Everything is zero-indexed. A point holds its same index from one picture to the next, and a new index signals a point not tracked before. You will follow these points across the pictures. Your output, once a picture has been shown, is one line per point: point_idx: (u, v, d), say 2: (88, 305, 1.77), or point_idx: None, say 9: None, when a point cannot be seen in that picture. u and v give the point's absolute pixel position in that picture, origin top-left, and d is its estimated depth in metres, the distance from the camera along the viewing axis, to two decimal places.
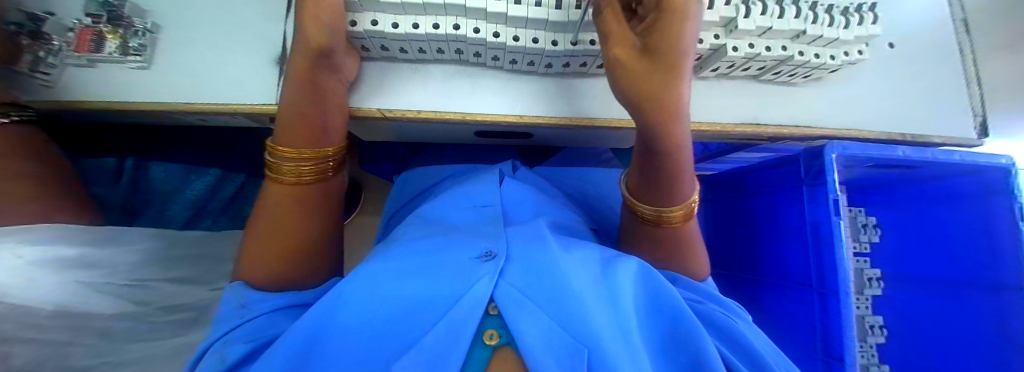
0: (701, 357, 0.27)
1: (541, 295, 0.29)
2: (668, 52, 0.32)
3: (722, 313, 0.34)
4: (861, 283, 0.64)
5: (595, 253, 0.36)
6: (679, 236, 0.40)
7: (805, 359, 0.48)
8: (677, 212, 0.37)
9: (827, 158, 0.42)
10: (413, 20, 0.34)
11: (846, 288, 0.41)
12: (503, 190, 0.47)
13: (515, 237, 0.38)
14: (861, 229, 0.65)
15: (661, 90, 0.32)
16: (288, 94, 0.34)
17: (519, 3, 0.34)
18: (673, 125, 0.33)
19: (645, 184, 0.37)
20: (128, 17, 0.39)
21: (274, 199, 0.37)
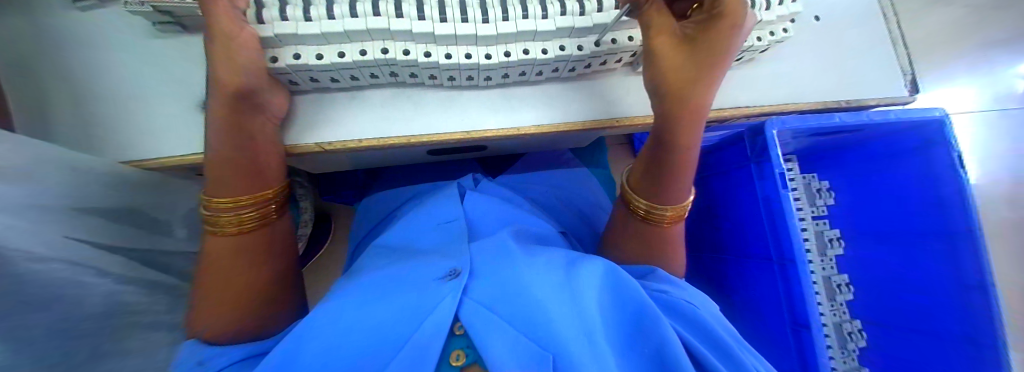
0: (664, 350, 0.25)
1: (506, 307, 0.27)
2: (713, 53, 0.35)
3: (688, 300, 0.32)
4: (823, 245, 0.69)
5: (564, 256, 0.34)
6: (668, 235, 0.45)
7: (774, 330, 0.49)
8: (671, 211, 0.43)
9: (767, 136, 0.45)
10: (338, 50, 0.33)
11: (802, 256, 0.42)
12: (466, 205, 0.46)
13: (480, 248, 0.36)
14: (816, 194, 0.70)
15: (692, 89, 0.36)
16: (213, 141, 0.32)
17: (445, 21, 0.33)
18: (691, 126, 0.38)
19: (649, 179, 0.42)
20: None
21: (216, 252, 0.35)
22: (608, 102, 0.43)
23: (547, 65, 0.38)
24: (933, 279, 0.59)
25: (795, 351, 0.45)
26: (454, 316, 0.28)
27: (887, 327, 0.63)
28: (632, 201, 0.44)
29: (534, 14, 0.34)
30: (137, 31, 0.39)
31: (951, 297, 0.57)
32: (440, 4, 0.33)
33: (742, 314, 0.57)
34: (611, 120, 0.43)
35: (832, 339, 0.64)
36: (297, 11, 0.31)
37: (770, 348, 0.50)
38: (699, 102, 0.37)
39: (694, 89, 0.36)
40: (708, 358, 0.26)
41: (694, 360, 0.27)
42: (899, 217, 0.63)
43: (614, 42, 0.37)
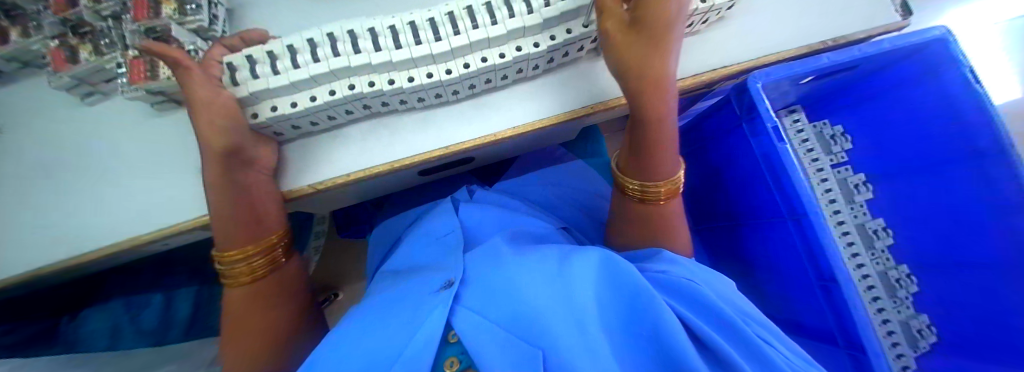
0: (658, 332, 0.25)
1: (496, 308, 0.28)
2: (660, 29, 0.35)
3: (687, 277, 0.32)
4: (849, 192, 0.66)
5: (556, 251, 0.34)
6: (666, 213, 0.45)
7: (805, 291, 0.46)
8: (663, 186, 0.42)
9: (753, 91, 0.44)
10: (310, 95, 0.35)
11: (813, 207, 0.40)
12: (463, 216, 0.47)
13: (473, 256, 0.36)
14: (831, 141, 0.67)
15: (648, 64, 0.35)
16: (213, 198, 0.35)
17: (400, 48, 0.35)
18: (658, 99, 0.38)
19: (633, 159, 0.42)
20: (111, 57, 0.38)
21: (235, 301, 0.37)
22: (581, 90, 0.43)
23: (508, 68, 0.38)
24: (976, 206, 0.53)
25: (829, 309, 0.42)
26: (448, 324, 0.29)
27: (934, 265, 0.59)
28: (624, 184, 0.44)
29: (483, 23, 0.35)
30: (141, 113, 0.43)
31: (998, 225, 0.51)
32: (394, 34, 0.35)
33: (770, 280, 0.54)
34: (584, 108, 0.42)
35: (879, 290, 0.61)
36: (266, 68, 0.34)
37: (805, 311, 0.47)
38: (657, 77, 0.36)
39: (651, 65, 0.36)
40: (705, 331, 0.25)
41: (693, 336, 0.26)
42: (923, 147, 0.58)
43: (568, 32, 0.37)
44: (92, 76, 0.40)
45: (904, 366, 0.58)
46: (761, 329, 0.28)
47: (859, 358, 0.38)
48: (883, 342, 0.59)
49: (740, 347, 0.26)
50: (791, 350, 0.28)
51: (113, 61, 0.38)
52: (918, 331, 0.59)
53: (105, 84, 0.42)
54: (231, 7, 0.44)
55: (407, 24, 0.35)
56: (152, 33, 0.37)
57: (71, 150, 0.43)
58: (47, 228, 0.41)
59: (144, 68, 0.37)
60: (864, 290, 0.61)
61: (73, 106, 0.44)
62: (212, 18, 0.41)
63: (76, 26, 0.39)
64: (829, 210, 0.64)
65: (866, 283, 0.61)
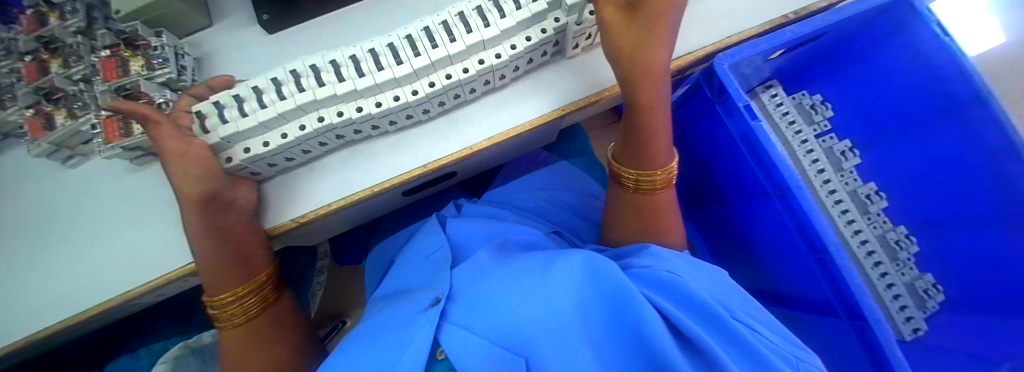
0: (642, 329, 0.25)
1: (482, 323, 0.28)
2: (654, 22, 0.35)
3: (670, 269, 0.31)
4: (836, 160, 0.66)
5: (540, 257, 0.34)
6: (660, 201, 0.46)
7: (801, 266, 0.46)
8: (658, 175, 0.43)
9: (720, 73, 0.44)
10: (281, 132, 0.35)
11: (795, 181, 0.40)
12: (450, 232, 0.47)
13: (461, 271, 0.36)
14: (812, 110, 0.67)
15: (641, 54, 0.36)
16: (196, 247, 0.35)
17: (363, 75, 0.35)
18: (651, 88, 0.38)
19: (629, 149, 0.43)
20: (87, 118, 0.39)
21: (230, 341, 0.39)
22: (549, 93, 0.43)
23: (472, 82, 0.39)
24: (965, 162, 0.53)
25: (826, 281, 0.41)
26: (436, 343, 0.29)
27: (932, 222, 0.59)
28: (620, 175, 0.46)
29: (441, 41, 0.36)
30: (122, 170, 0.44)
31: (987, 176, 0.50)
32: (356, 62, 0.36)
33: (765, 259, 0.53)
34: (555, 110, 0.42)
35: (880, 254, 0.61)
36: (235, 111, 0.35)
37: (805, 286, 0.47)
38: (652, 67, 0.37)
39: (641, 53, 0.36)
40: (687, 324, 0.25)
41: (674, 328, 0.27)
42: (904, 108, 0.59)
43: (528, 40, 0.37)
44: (69, 140, 0.40)
45: (915, 329, 0.58)
46: (740, 316, 0.28)
47: (862, 326, 0.37)
48: (890, 307, 0.59)
49: (718, 335, 0.27)
50: (770, 332, 0.29)
51: (90, 123, 0.39)
52: (924, 290, 0.58)
53: (82, 146, 0.42)
54: (198, 55, 0.45)
55: (367, 52, 0.36)
56: (123, 90, 0.39)
57: (56, 215, 0.43)
58: (31, 297, 0.41)
59: (117, 125, 0.38)
60: (864, 256, 0.60)
61: (55, 170, 0.44)
62: (180, 67, 0.41)
63: (48, 93, 0.40)
64: (820, 181, 0.64)
65: (865, 249, 0.61)
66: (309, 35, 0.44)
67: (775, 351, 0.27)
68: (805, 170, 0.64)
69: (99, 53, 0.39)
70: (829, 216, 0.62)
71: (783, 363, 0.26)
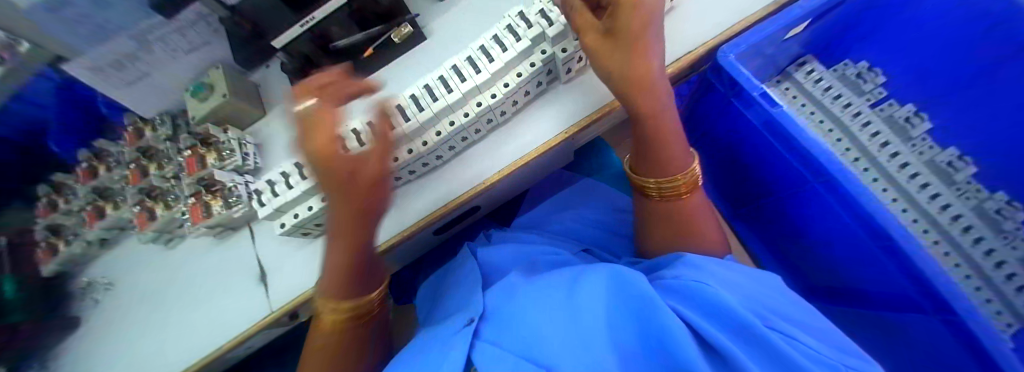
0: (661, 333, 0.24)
1: (509, 337, 0.29)
2: (634, 35, 0.35)
3: (698, 277, 0.30)
4: (902, 129, 0.58)
5: (566, 275, 0.34)
6: (690, 207, 0.43)
7: (869, 257, 0.40)
8: (681, 179, 0.41)
9: (727, 67, 0.43)
10: (320, 196, 0.41)
11: (836, 167, 0.36)
12: (482, 258, 0.49)
13: (491, 294, 0.38)
14: (859, 80, 0.60)
15: (630, 68, 0.36)
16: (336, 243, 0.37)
17: (379, 137, 0.40)
18: (649, 97, 0.38)
19: (646, 158, 0.43)
20: (177, 208, 0.48)
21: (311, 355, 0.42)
22: (552, 119, 0.44)
23: (475, 124, 0.42)
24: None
25: (899, 271, 0.36)
26: (467, 361, 0.30)
27: None
28: (642, 185, 0.44)
29: (441, 94, 0.41)
30: (203, 246, 0.52)
31: None
32: (373, 126, 0.41)
33: (826, 251, 0.48)
34: (558, 135, 0.43)
35: (982, 229, 0.51)
36: (282, 185, 0.41)
37: (877, 279, 0.41)
38: (644, 79, 0.36)
39: (630, 68, 0.36)
40: (710, 331, 0.24)
41: (697, 337, 0.25)
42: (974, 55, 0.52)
43: (519, 76, 0.40)
44: (168, 226, 0.50)
45: None
46: (778, 324, 0.26)
47: (952, 320, 0.32)
48: (1005, 288, 0.48)
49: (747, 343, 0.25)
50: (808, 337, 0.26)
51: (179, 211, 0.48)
52: None
53: (177, 230, 0.52)
54: (257, 141, 0.52)
55: (381, 115, 0.42)
56: (202, 180, 0.47)
57: (162, 289, 0.52)
58: (148, 360, 0.50)
59: (200, 209, 0.45)
60: (959, 234, 0.52)
61: (160, 252, 0.54)
62: (244, 154, 0.48)
63: (150, 191, 0.51)
64: (886, 154, 0.56)
65: (960, 225, 0.52)
66: (343, 108, 0.50)
67: (819, 360, 0.24)
68: (864, 145, 0.56)
69: (183, 153, 0.49)
70: (904, 189, 0.54)
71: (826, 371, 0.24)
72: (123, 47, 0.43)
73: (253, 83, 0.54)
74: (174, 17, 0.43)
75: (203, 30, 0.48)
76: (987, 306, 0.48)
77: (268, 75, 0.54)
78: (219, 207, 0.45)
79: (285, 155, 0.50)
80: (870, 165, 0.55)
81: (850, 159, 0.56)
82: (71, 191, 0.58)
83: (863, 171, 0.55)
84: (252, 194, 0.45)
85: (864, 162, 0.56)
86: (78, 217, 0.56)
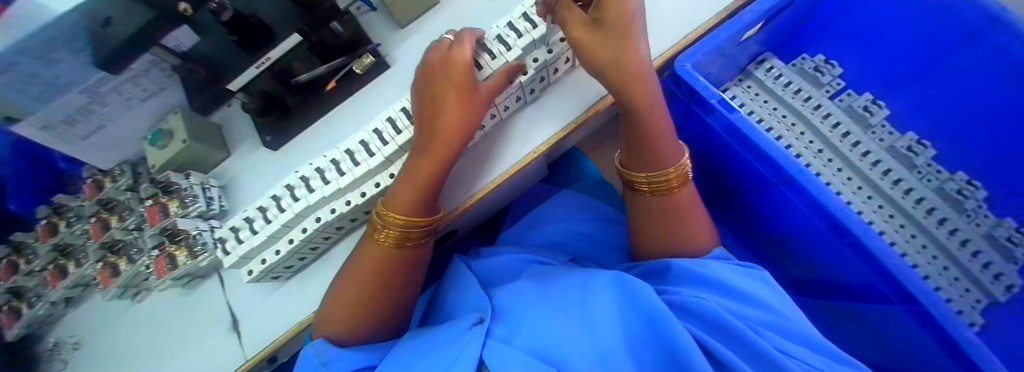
0: (674, 348, 0.25)
1: (525, 337, 0.28)
2: (621, 27, 0.35)
3: (702, 295, 0.31)
4: (862, 118, 0.61)
5: (573, 284, 0.34)
6: (682, 201, 0.41)
7: (834, 251, 0.41)
8: (670, 172, 0.40)
9: (684, 75, 0.43)
10: (287, 238, 0.39)
11: (796, 168, 0.37)
12: (477, 269, 0.51)
13: (500, 296, 0.37)
14: (817, 73, 0.63)
15: (618, 57, 0.35)
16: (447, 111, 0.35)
17: (343, 174, 0.39)
18: (643, 83, 0.37)
19: (637, 150, 0.41)
20: (140, 260, 0.46)
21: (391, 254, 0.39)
22: (524, 137, 0.43)
23: None
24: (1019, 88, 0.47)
25: (864, 264, 0.37)
26: (480, 361, 0.28)
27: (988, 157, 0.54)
28: (633, 178, 0.42)
29: (404, 126, 0.40)
30: (172, 296, 0.50)
31: None
32: (337, 164, 0.40)
33: (795, 245, 0.49)
34: (529, 155, 0.42)
35: (944, 210, 0.53)
36: (246, 230, 0.41)
37: (844, 270, 0.42)
38: (635, 67, 0.36)
39: (620, 57, 0.35)
40: (720, 350, 0.25)
41: (709, 356, 0.26)
42: (915, 45, 0.55)
43: None
44: (133, 280, 0.48)
45: (1009, 286, 0.49)
46: (780, 344, 0.27)
47: (920, 310, 0.33)
48: (973, 267, 0.51)
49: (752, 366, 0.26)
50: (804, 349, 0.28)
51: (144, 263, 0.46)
52: (1007, 239, 0.51)
53: (143, 282, 0.50)
54: (223, 184, 0.51)
55: (345, 152, 0.40)
56: (166, 230, 0.46)
57: (131, 346, 0.50)
58: None
59: (164, 261, 0.44)
60: (924, 216, 0.53)
61: (127, 306, 0.52)
62: (208, 197, 0.47)
63: (112, 245, 0.49)
64: (848, 144, 0.58)
65: (923, 207, 0.54)
66: (310, 141, 0.49)
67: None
68: (828, 137, 0.58)
69: (145, 203, 0.48)
70: (869, 179, 0.55)
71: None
72: (74, 102, 0.41)
73: (215, 123, 0.52)
74: (125, 69, 0.41)
75: (157, 76, 0.46)
76: (960, 288, 0.51)
77: (230, 114, 0.53)
78: (186, 256, 0.43)
79: (251, 193, 0.49)
80: (837, 158, 0.57)
81: (815, 152, 0.58)
82: (31, 251, 0.54)
83: (829, 163, 0.57)
84: (218, 240, 0.44)
85: (828, 154, 0.57)
86: (40, 278, 0.52)
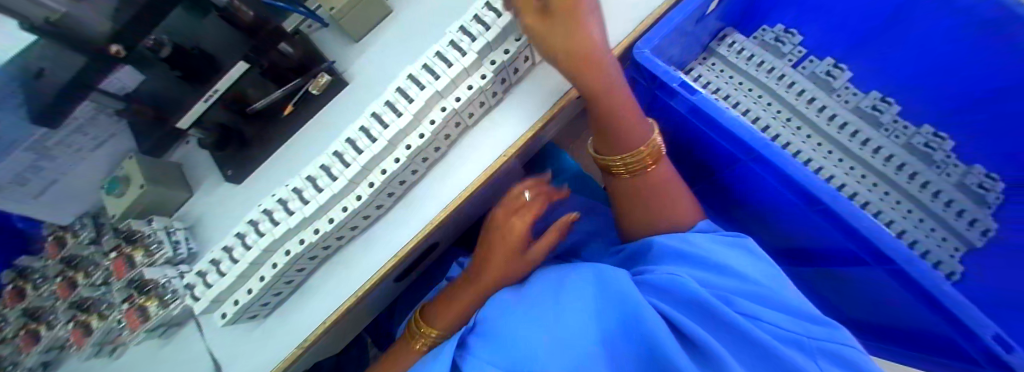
0: (651, 339, 0.24)
1: (500, 348, 0.27)
2: (570, 9, 0.33)
3: (677, 270, 0.30)
4: (825, 83, 0.61)
5: (547, 278, 0.33)
6: (659, 180, 0.40)
7: (808, 219, 0.42)
8: (643, 152, 0.38)
9: (645, 62, 0.42)
10: (259, 275, 0.38)
11: (762, 143, 0.37)
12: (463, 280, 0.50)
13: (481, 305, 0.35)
14: (778, 44, 0.63)
15: (571, 43, 0.33)
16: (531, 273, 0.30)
17: (308, 202, 0.39)
18: (599, 67, 0.35)
19: (605, 136, 0.40)
20: (111, 316, 0.44)
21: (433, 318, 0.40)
22: (491, 142, 0.42)
23: (408, 170, 0.40)
24: (971, 36, 0.47)
25: (838, 230, 0.37)
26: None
27: (943, 107, 0.56)
28: (608, 164, 0.40)
29: (365, 145, 0.38)
30: (147, 350, 0.47)
31: (997, 52, 0.46)
32: (299, 193, 0.40)
33: (772, 218, 0.49)
34: (499, 159, 0.41)
35: (915, 164, 0.55)
36: (219, 270, 0.41)
37: (820, 238, 0.43)
38: (588, 51, 0.34)
39: (572, 41, 0.33)
40: (695, 330, 0.24)
41: (680, 335, 0.26)
42: (860, 8, 0.56)
43: (443, 110, 0.38)
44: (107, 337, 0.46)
45: (983, 231, 0.51)
46: (750, 308, 0.28)
47: (895, 271, 0.33)
48: (949, 217, 0.52)
49: (724, 339, 0.26)
50: (775, 312, 0.28)
51: (114, 319, 0.44)
52: (979, 186, 0.53)
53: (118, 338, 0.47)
54: (189, 224, 0.49)
55: (306, 180, 0.40)
56: (134, 282, 0.43)
57: None
58: None
59: (136, 313, 0.42)
60: (896, 173, 0.54)
61: (104, 364, 0.50)
62: (174, 241, 0.45)
63: (81, 303, 0.47)
64: (814, 110, 0.58)
65: (894, 164, 0.54)
66: (272, 170, 0.48)
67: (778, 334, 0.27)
68: (795, 104, 0.58)
69: (109, 256, 0.46)
70: (839, 143, 0.56)
71: (789, 347, 0.26)
72: (20, 160, 0.39)
73: (174, 163, 0.50)
74: (65, 123, 0.39)
75: (105, 123, 0.44)
76: (937, 238, 0.52)
77: (190, 152, 0.51)
78: (157, 306, 0.42)
79: (219, 231, 0.47)
80: (805, 125, 0.57)
81: (784, 121, 0.58)
82: None
83: (797, 130, 0.57)
84: (188, 286, 0.43)
85: (797, 122, 0.58)
86: (11, 346, 0.48)
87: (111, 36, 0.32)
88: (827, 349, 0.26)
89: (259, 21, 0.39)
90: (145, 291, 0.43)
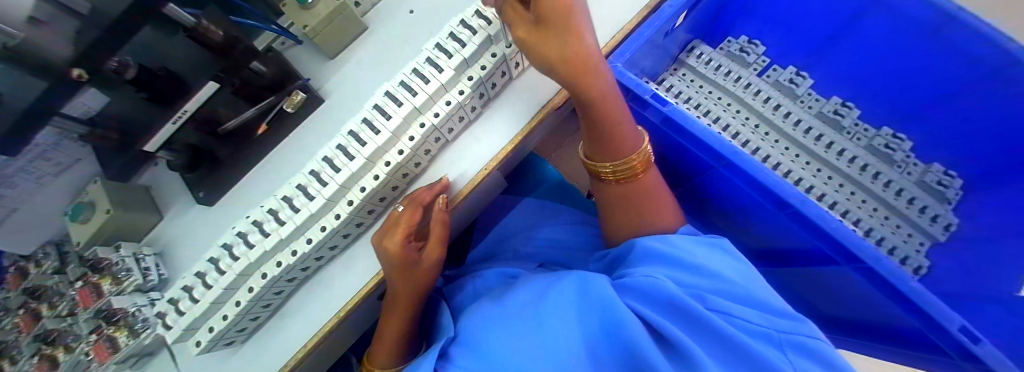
0: (632, 346, 0.24)
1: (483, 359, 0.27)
2: (566, 18, 0.31)
3: (656, 271, 0.30)
4: (789, 90, 0.64)
5: (530, 285, 0.33)
6: (646, 187, 0.40)
7: (779, 220, 0.43)
8: (633, 160, 0.38)
9: (618, 75, 0.43)
10: (234, 300, 0.38)
11: (733, 151, 0.39)
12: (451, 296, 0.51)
13: (468, 319, 0.34)
14: (744, 54, 0.66)
15: (565, 53, 0.32)
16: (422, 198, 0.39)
17: (284, 223, 0.38)
18: (591, 78, 0.34)
19: (596, 143, 0.39)
20: (77, 350, 0.42)
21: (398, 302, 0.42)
22: (472, 156, 0.42)
23: (388, 187, 0.40)
24: (920, 42, 0.52)
25: (808, 232, 0.39)
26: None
27: (899, 110, 0.61)
28: (597, 169, 0.40)
29: (342, 163, 0.38)
30: None
31: (944, 56, 0.51)
32: (275, 214, 0.39)
33: (748, 221, 0.51)
34: (478, 173, 0.41)
35: (876, 164, 0.58)
36: (196, 293, 0.40)
37: (791, 238, 0.44)
38: (584, 62, 0.33)
39: (568, 50, 0.32)
40: (673, 333, 0.25)
41: (658, 338, 0.26)
42: (818, 23, 0.61)
43: (422, 127, 0.38)
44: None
45: (947, 226, 0.54)
46: (724, 306, 0.28)
47: (862, 268, 0.35)
48: (912, 214, 0.55)
49: (701, 339, 0.26)
50: (749, 309, 0.29)
51: (79, 355, 0.42)
52: (939, 183, 0.57)
53: None
54: (158, 250, 0.47)
55: (281, 200, 0.39)
56: (103, 311, 0.42)
57: None
58: None
59: (105, 345, 0.40)
60: (858, 173, 0.57)
61: None
62: (144, 269, 0.44)
63: (45, 336, 0.44)
64: (780, 116, 0.61)
65: (858, 165, 0.58)
66: (246, 191, 0.47)
67: (752, 331, 0.27)
68: (761, 111, 0.61)
69: (75, 286, 0.44)
70: (807, 148, 0.59)
71: (764, 343, 0.27)
72: None
73: (142, 186, 0.49)
74: (24, 150, 0.37)
75: (69, 148, 0.42)
76: (903, 234, 0.55)
77: (158, 174, 0.50)
78: (128, 336, 0.41)
79: (192, 255, 0.46)
80: (772, 130, 0.60)
81: (752, 127, 0.60)
82: None
83: (766, 136, 0.60)
84: (160, 314, 0.42)
85: (765, 126, 0.60)
86: None
87: (72, 62, 0.29)
88: (799, 343, 0.27)
89: (231, 40, 0.38)
90: (114, 321, 0.41)
